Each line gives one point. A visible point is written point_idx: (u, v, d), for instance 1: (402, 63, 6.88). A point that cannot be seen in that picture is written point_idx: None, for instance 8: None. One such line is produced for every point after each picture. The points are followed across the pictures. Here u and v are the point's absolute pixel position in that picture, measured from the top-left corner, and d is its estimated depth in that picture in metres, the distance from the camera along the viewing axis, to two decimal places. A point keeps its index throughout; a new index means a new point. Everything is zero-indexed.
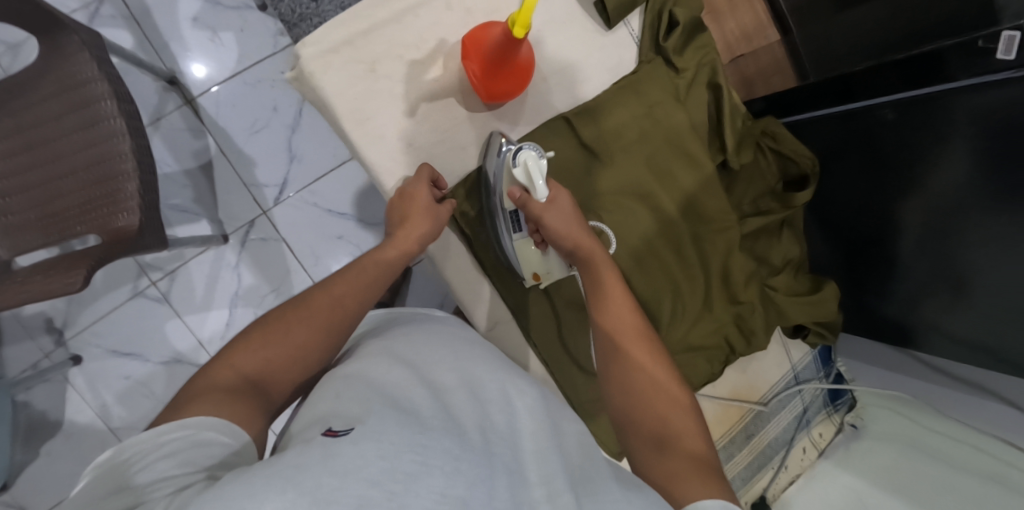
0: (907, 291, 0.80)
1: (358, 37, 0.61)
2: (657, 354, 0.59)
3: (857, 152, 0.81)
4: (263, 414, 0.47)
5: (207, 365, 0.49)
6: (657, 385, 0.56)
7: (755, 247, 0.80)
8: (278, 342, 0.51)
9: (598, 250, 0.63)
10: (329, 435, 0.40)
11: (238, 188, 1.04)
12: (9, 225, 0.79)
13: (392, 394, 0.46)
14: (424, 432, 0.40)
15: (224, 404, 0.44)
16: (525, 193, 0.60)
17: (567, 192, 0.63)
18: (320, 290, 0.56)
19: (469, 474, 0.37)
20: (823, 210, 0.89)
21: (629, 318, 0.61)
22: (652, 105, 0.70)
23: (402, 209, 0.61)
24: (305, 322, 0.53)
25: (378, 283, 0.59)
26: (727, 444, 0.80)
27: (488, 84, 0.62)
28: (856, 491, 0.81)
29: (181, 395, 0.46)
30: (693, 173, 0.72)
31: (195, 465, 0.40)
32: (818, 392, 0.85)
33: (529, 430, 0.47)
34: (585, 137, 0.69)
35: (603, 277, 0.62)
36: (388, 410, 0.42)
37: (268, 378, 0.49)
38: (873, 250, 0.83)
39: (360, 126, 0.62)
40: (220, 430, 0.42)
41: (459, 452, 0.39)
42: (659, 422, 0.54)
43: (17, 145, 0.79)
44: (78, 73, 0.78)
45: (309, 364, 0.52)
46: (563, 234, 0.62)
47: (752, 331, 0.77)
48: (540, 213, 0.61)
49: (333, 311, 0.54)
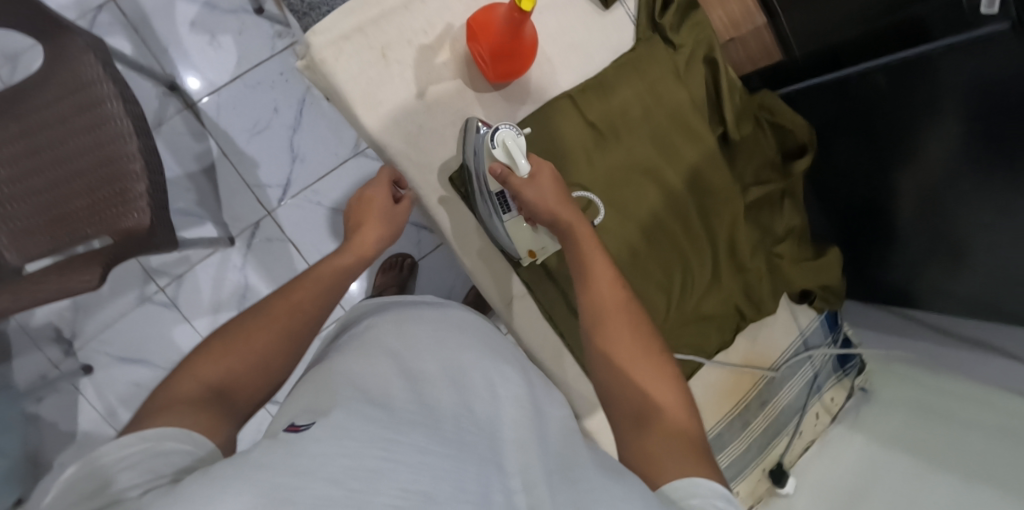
0: (909, 257, 0.84)
1: (369, 24, 0.63)
2: (638, 336, 0.55)
3: (854, 119, 0.83)
4: (228, 421, 0.47)
5: (170, 377, 0.49)
6: (631, 357, 0.54)
7: (758, 218, 0.81)
8: (240, 350, 0.51)
9: (579, 223, 0.60)
10: (290, 430, 0.40)
11: (243, 189, 1.05)
12: (18, 230, 0.79)
13: (363, 386, 0.47)
14: (391, 426, 0.40)
15: (189, 415, 0.44)
16: (506, 168, 0.60)
17: (548, 164, 0.62)
18: (279, 298, 0.56)
19: (435, 468, 0.37)
20: (825, 178, 0.93)
21: (607, 288, 0.57)
22: (653, 82, 0.72)
23: (359, 213, 0.65)
24: (266, 329, 0.53)
25: (337, 287, 0.59)
26: (741, 412, 0.82)
27: (500, 66, 0.64)
28: (867, 453, 0.82)
29: (145, 409, 0.46)
30: (695, 147, 0.74)
31: (157, 471, 0.39)
32: (828, 357, 0.87)
33: (513, 411, 0.49)
34: (590, 113, 0.70)
35: (585, 251, 0.59)
36: (362, 406, 0.42)
37: (232, 386, 0.50)
38: (875, 214, 0.86)
39: (373, 111, 0.63)
40: (180, 438, 0.42)
41: (424, 446, 0.39)
42: (630, 391, 0.52)
43: (24, 150, 0.79)
44: (84, 75, 0.78)
45: (273, 368, 0.53)
46: (540, 207, 0.60)
47: (761, 299, 0.79)
48: (519, 189, 0.60)
49: (292, 316, 0.55)
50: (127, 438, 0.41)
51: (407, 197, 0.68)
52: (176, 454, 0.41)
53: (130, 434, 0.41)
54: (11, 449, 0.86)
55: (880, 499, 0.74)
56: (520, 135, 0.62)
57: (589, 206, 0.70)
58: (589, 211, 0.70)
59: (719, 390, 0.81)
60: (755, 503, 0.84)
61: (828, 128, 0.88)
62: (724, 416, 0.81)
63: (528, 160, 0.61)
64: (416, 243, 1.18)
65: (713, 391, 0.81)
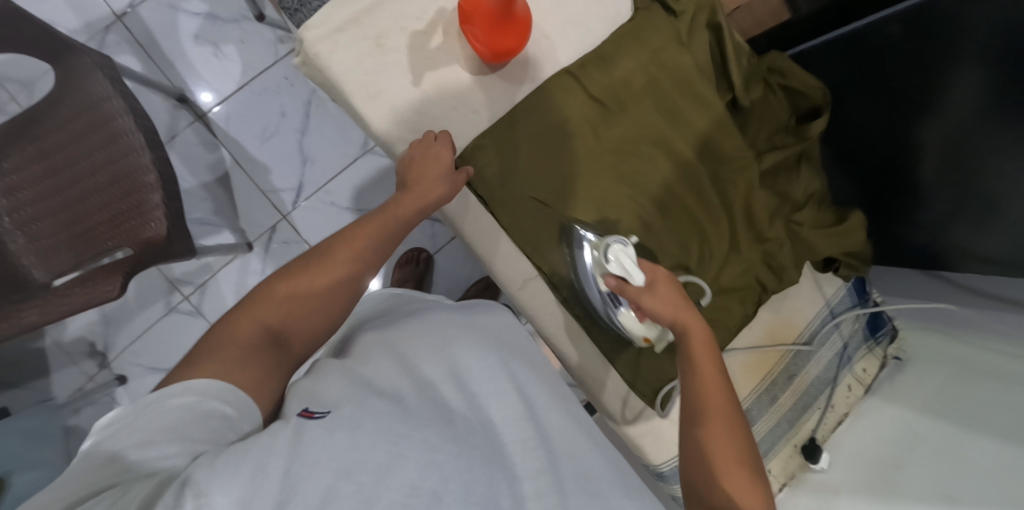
0: (933, 218, 0.81)
1: (362, 14, 0.62)
2: (741, 446, 0.54)
3: (867, 79, 0.83)
4: (281, 373, 0.54)
5: (229, 312, 0.55)
6: (731, 465, 0.52)
7: (774, 185, 0.78)
8: (300, 294, 0.56)
9: (697, 326, 0.56)
10: (307, 416, 0.50)
11: (257, 195, 1.06)
12: (43, 247, 0.81)
13: (373, 383, 0.57)
14: (406, 424, 0.49)
15: (239, 359, 0.50)
16: (622, 280, 0.60)
17: (661, 273, 0.60)
18: (339, 240, 0.60)
19: (447, 468, 0.46)
20: (839, 141, 0.91)
21: (716, 399, 0.54)
22: (655, 50, 0.70)
23: (420, 162, 0.62)
24: (326, 274, 0.58)
25: (398, 232, 0.62)
26: (769, 386, 0.80)
27: (494, 44, 0.62)
28: (904, 421, 0.78)
29: (207, 340, 0.52)
30: (704, 114, 0.72)
31: (188, 436, 0.45)
32: (856, 325, 0.83)
33: (514, 408, 0.59)
34: (591, 88, 0.68)
35: (699, 361, 0.56)
36: (372, 398, 0.53)
37: (288, 330, 0.55)
38: (893, 176, 0.85)
39: (371, 100, 0.63)
40: (223, 398, 0.48)
41: (436, 443, 0.48)
42: (713, 491, 0.52)
43: (41, 171, 0.81)
44: (93, 92, 0.80)
45: (326, 318, 0.58)
46: (660, 317, 0.58)
47: (782, 268, 0.76)
48: (637, 296, 0.59)
49: (352, 263, 0.59)
50: (172, 387, 0.47)
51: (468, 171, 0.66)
52: (213, 415, 0.47)
53: (177, 383, 0.47)
54: (57, 462, 0.88)
55: (920, 474, 0.71)
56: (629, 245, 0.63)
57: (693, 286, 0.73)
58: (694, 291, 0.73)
59: (743, 368, 0.80)
60: (788, 481, 0.83)
61: (840, 85, 0.87)
62: (750, 393, 0.80)
63: (640, 269, 0.60)
64: (431, 236, 1.18)
65: (739, 366, 0.80)
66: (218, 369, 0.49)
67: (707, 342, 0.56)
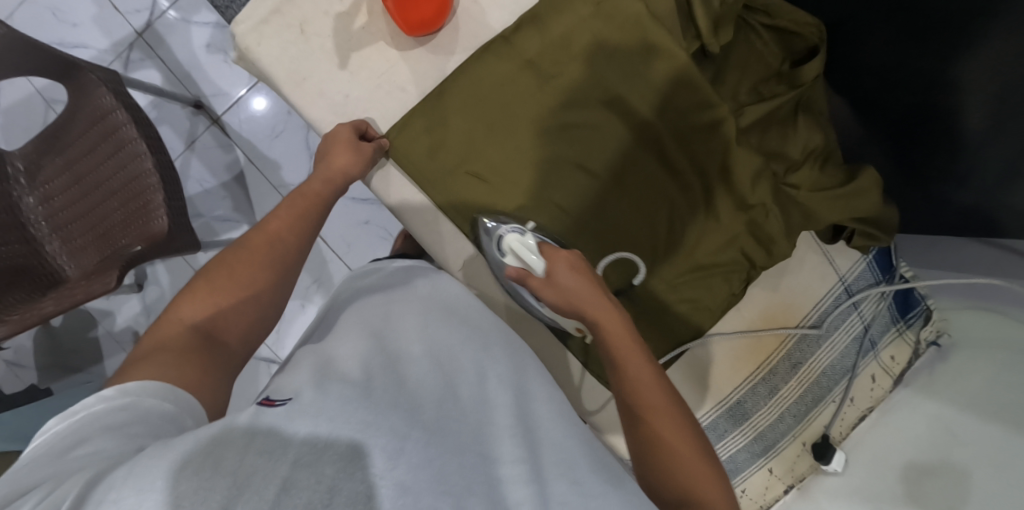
0: (986, 178, 0.69)
1: (285, 4, 0.64)
2: (679, 422, 0.54)
3: (881, 14, 0.74)
4: (222, 367, 0.56)
5: (159, 321, 0.57)
6: (677, 446, 0.53)
7: (766, 142, 0.67)
8: (228, 284, 0.60)
9: (602, 309, 0.58)
10: (267, 405, 0.48)
11: (270, 190, 1.12)
12: (74, 247, 0.91)
13: (340, 371, 0.52)
14: (374, 412, 0.44)
15: (181, 361, 0.52)
16: (522, 270, 0.61)
17: (563, 258, 0.60)
18: (256, 232, 0.66)
19: (412, 455, 0.41)
20: (854, 90, 0.80)
21: (646, 390, 0.55)
22: (600, 2, 0.63)
23: (328, 144, 0.62)
24: (248, 260, 0.62)
25: (312, 212, 0.69)
26: (766, 376, 0.70)
27: (407, 15, 0.60)
28: (942, 419, 0.67)
29: (137, 354, 0.54)
30: (663, 67, 0.63)
31: (127, 431, 0.45)
32: (881, 304, 0.71)
33: (465, 395, 0.54)
34: (527, 52, 0.63)
35: (619, 351, 0.57)
36: (331, 386, 0.48)
37: (218, 330, 0.58)
38: (928, 127, 0.73)
39: (299, 87, 0.64)
40: (161, 397, 0.48)
41: (404, 432, 0.43)
42: (667, 478, 0.53)
43: (69, 180, 0.91)
44: (102, 105, 0.87)
45: (261, 304, 0.62)
46: (567, 306, 0.60)
47: (771, 239, 0.65)
48: (540, 289, 0.61)
49: (273, 246, 0.64)
50: (109, 393, 0.47)
51: (386, 143, 0.64)
52: (153, 411, 0.47)
53: (112, 389, 0.48)
54: None
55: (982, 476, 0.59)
56: (527, 232, 0.63)
57: (630, 264, 0.66)
58: (629, 269, 0.66)
59: (733, 355, 0.70)
60: (795, 483, 0.73)
61: (857, 18, 0.76)
62: (744, 382, 0.70)
63: (542, 258, 0.61)
64: None
65: (728, 352, 0.70)
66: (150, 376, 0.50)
67: (618, 321, 0.59)
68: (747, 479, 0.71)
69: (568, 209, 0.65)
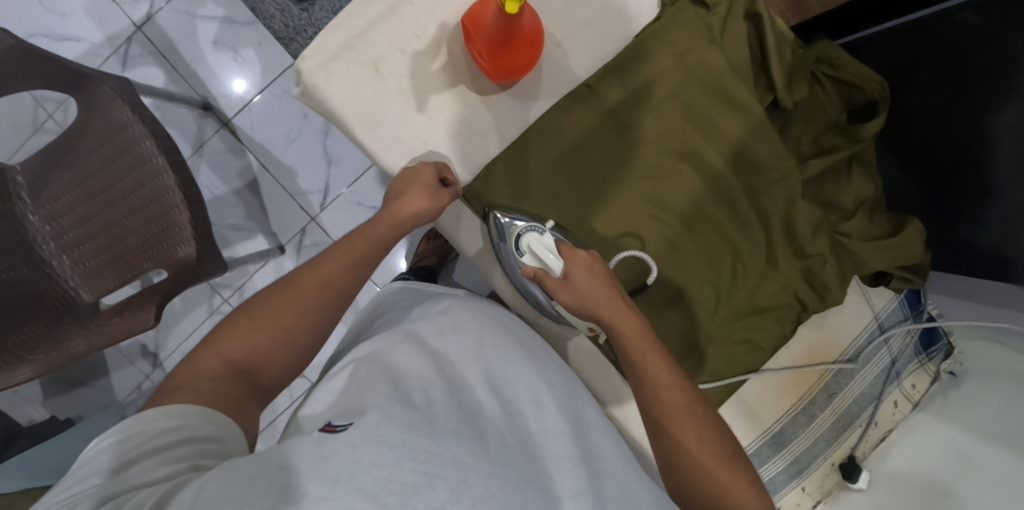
0: (1008, 219, 0.72)
1: (357, 38, 0.60)
2: (704, 431, 0.54)
3: (931, 67, 0.78)
4: (249, 401, 0.52)
5: (196, 350, 0.54)
6: (708, 455, 0.53)
7: (821, 192, 0.72)
8: (267, 325, 0.55)
9: (620, 309, 0.58)
10: (328, 431, 0.44)
11: (285, 198, 1.06)
12: (88, 269, 0.85)
13: (405, 387, 0.49)
14: (431, 436, 0.42)
15: (219, 404, 0.49)
16: (539, 271, 0.60)
17: (582, 261, 0.59)
18: (309, 269, 0.59)
19: (477, 489, 0.40)
20: (897, 132, 0.85)
21: (672, 395, 0.55)
22: (684, 53, 0.64)
23: (405, 182, 0.60)
24: (295, 304, 0.57)
25: (368, 258, 0.61)
26: (806, 406, 0.75)
27: (496, 63, 0.59)
28: (957, 444, 0.72)
29: (171, 384, 0.51)
30: (739, 119, 0.65)
31: (170, 455, 0.44)
32: (909, 340, 0.77)
33: (534, 419, 0.51)
34: (610, 101, 0.64)
35: (638, 355, 0.56)
36: (394, 407, 0.44)
37: (256, 365, 0.54)
38: (961, 174, 0.77)
39: (373, 131, 0.62)
40: (201, 420, 0.47)
41: (467, 461, 0.41)
42: (695, 484, 0.53)
43: (79, 197, 0.85)
44: (117, 118, 0.80)
45: (295, 345, 0.56)
46: (586, 305, 0.58)
47: (825, 286, 0.69)
48: (557, 291, 0.60)
49: (323, 291, 0.58)
50: (150, 412, 0.46)
51: (454, 186, 0.62)
52: (194, 429, 0.46)
53: (154, 409, 0.47)
54: None
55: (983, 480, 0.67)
56: (546, 232, 0.61)
57: (638, 261, 0.65)
58: (637, 267, 0.66)
59: (779, 387, 0.76)
60: (822, 498, 0.76)
61: (902, 70, 0.82)
62: (785, 413, 0.75)
63: (561, 258, 0.60)
64: None
65: (774, 386, 0.76)
66: (191, 398, 0.48)
67: (631, 318, 0.58)
68: (781, 498, 0.75)
69: (621, 242, 0.65)
